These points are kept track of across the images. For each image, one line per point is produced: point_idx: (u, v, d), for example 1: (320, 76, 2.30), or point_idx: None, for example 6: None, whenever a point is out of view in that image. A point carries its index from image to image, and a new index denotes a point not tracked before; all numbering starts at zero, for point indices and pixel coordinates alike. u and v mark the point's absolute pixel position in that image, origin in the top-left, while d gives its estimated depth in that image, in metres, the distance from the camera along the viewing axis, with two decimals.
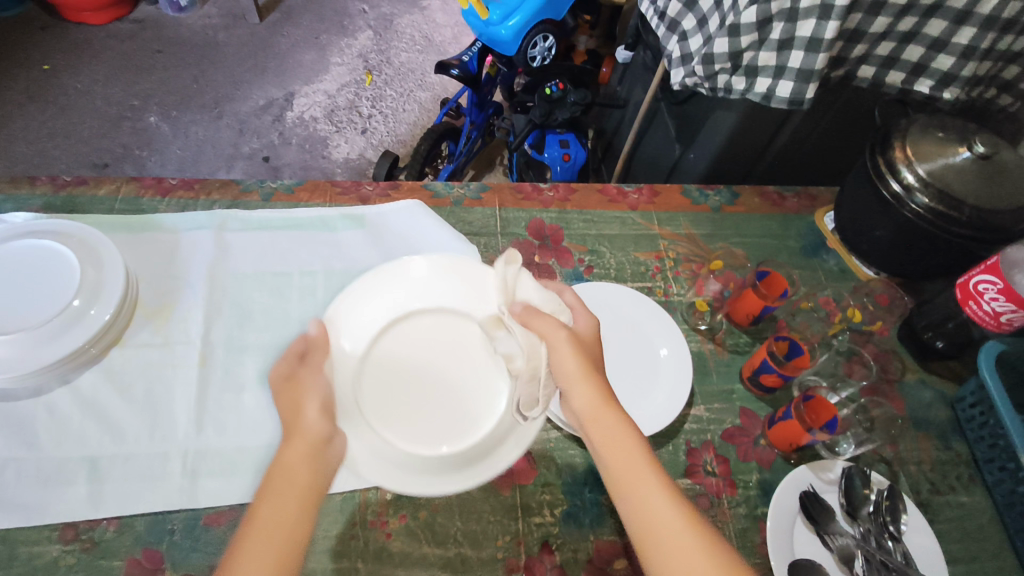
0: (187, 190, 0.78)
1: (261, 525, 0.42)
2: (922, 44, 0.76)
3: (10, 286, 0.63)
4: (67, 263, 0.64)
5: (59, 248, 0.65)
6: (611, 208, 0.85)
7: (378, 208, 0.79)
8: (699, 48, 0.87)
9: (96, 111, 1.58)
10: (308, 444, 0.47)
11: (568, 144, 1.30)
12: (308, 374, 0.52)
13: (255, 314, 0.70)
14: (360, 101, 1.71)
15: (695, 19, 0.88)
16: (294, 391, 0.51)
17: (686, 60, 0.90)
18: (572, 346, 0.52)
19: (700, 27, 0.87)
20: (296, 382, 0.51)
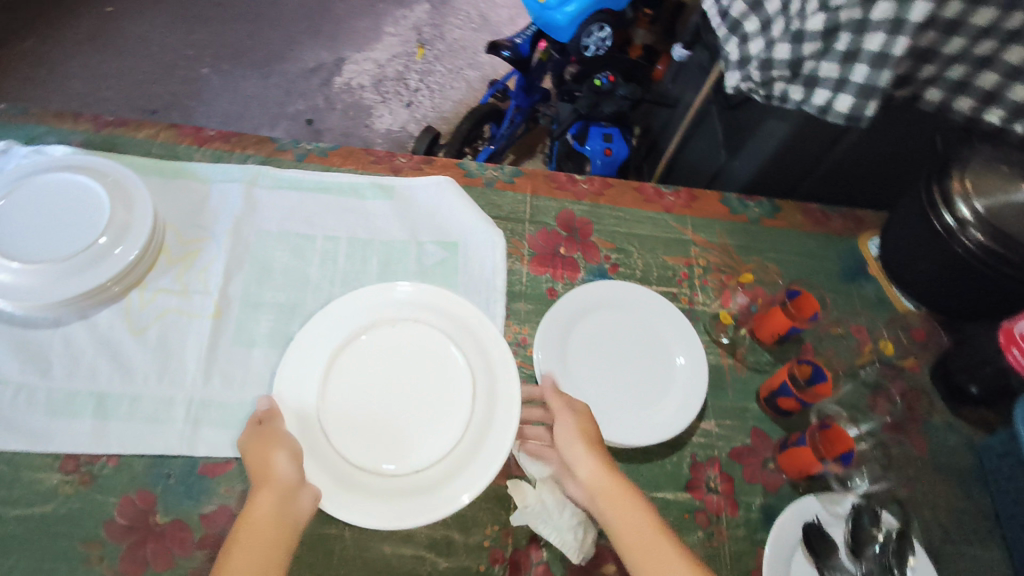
0: (223, 142, 0.79)
1: None
2: (998, 72, 0.71)
3: (43, 218, 0.64)
4: (98, 200, 0.65)
5: (93, 186, 0.66)
6: (645, 208, 0.83)
7: (409, 181, 0.78)
8: (759, 53, 0.84)
9: (151, 56, 1.60)
10: (276, 492, 0.46)
11: (611, 139, 1.26)
12: (271, 430, 0.51)
13: (275, 273, 0.70)
14: (408, 74, 1.71)
15: (758, 22, 0.84)
16: (262, 443, 0.50)
17: (743, 64, 0.87)
18: (583, 458, 0.51)
19: (762, 30, 0.83)
20: (259, 438, 0.50)
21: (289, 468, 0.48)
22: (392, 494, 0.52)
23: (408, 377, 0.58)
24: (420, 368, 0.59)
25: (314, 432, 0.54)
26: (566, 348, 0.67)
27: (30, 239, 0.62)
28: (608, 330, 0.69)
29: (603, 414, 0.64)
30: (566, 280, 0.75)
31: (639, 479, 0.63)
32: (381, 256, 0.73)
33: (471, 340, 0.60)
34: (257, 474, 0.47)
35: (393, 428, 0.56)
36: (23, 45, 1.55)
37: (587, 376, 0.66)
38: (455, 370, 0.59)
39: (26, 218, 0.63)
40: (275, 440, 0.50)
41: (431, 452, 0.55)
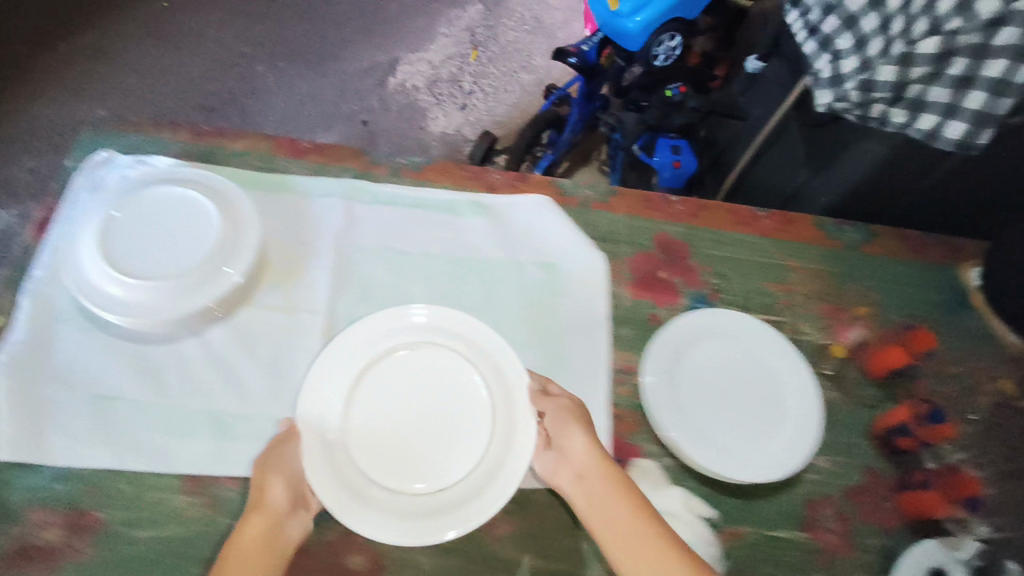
0: (318, 154, 0.77)
1: None
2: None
3: (153, 235, 0.63)
4: (206, 216, 0.64)
5: (199, 200, 0.65)
6: (740, 231, 0.81)
7: (506, 199, 0.77)
8: (853, 73, 0.82)
9: (208, 53, 1.59)
10: (267, 518, 0.52)
11: (680, 151, 1.24)
12: (288, 450, 0.56)
13: (376, 293, 0.68)
14: (463, 76, 1.70)
15: (852, 39, 0.82)
16: (271, 465, 0.55)
17: (836, 83, 0.85)
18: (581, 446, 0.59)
19: (857, 48, 0.82)
20: (271, 459, 0.56)
21: (281, 494, 0.53)
22: (401, 510, 0.55)
23: (428, 398, 0.61)
24: (439, 391, 0.61)
25: (347, 454, 0.57)
26: (674, 377, 0.67)
27: (143, 255, 0.62)
28: (713, 360, 0.68)
29: (713, 447, 0.64)
30: (668, 306, 0.73)
31: (753, 517, 0.63)
32: (481, 277, 0.71)
33: (486, 364, 0.62)
34: (252, 496, 0.53)
35: (416, 449, 0.58)
36: (81, 38, 1.54)
37: (696, 407, 0.66)
38: (473, 396, 0.61)
39: (137, 235, 0.63)
40: (286, 460, 0.55)
41: (437, 470, 0.58)
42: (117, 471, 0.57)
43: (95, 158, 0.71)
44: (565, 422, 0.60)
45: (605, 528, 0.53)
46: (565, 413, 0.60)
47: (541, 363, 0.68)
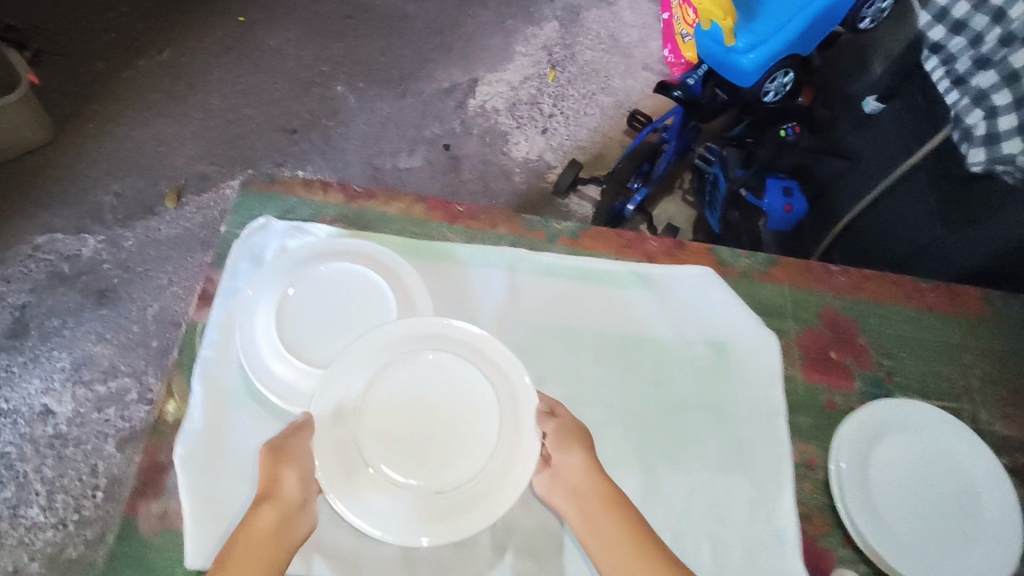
0: (474, 219, 0.74)
1: None
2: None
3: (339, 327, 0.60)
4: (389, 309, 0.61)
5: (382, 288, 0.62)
6: (906, 305, 0.77)
7: (668, 269, 0.74)
8: (1014, 132, 0.80)
9: (288, 72, 1.57)
10: (277, 509, 0.49)
11: (791, 194, 1.18)
12: (301, 444, 0.52)
13: (551, 377, 0.66)
14: (542, 97, 1.65)
15: (1012, 97, 0.80)
16: (278, 458, 0.52)
17: (991, 140, 0.83)
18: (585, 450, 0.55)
19: (1018, 107, 0.79)
20: (279, 452, 0.52)
21: (297, 487, 0.51)
22: (414, 507, 0.52)
23: (436, 388, 0.55)
24: (447, 380, 0.56)
25: (344, 447, 0.53)
26: (865, 472, 0.64)
27: (328, 348, 0.59)
28: (904, 453, 0.65)
29: (911, 552, 0.60)
30: (843, 391, 0.70)
31: None
32: (652, 358, 0.69)
33: (483, 359, 0.56)
34: (265, 487, 0.50)
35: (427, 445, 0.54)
36: (162, 55, 1.53)
37: (891, 506, 0.62)
38: (479, 390, 0.55)
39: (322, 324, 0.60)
40: (294, 457, 0.52)
41: (444, 461, 0.53)
42: None
43: (252, 225, 0.68)
44: (563, 438, 0.55)
45: (601, 547, 0.50)
46: (566, 432, 0.55)
47: (723, 453, 0.65)
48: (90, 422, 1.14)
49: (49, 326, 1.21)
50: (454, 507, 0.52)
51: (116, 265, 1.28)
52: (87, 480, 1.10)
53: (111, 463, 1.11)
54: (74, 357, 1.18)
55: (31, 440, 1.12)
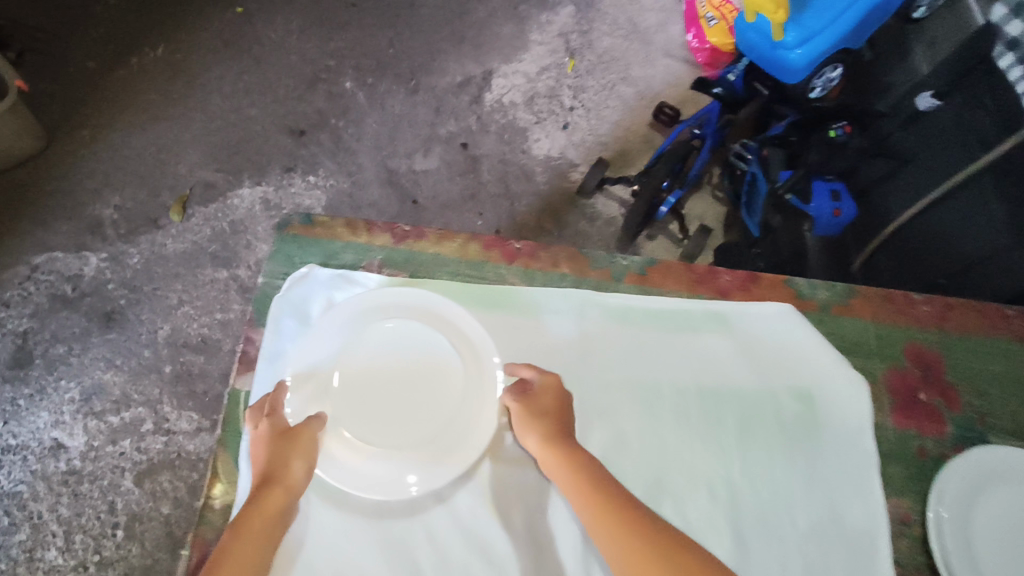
0: (535, 257, 0.68)
1: None
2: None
3: (371, 378, 0.54)
4: (434, 356, 0.55)
5: (429, 337, 0.56)
6: (994, 336, 0.72)
7: (746, 309, 0.68)
8: None
9: (292, 68, 1.47)
10: (287, 493, 0.48)
11: (839, 197, 1.13)
12: (305, 427, 0.51)
13: (631, 439, 0.61)
14: (561, 90, 1.57)
15: None
16: (284, 444, 0.50)
17: None
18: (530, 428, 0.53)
19: None
20: (280, 438, 0.50)
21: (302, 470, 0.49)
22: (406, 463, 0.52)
23: (397, 352, 0.55)
24: (404, 340, 0.55)
25: (319, 402, 0.53)
26: (970, 525, 0.59)
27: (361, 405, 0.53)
28: (1009, 504, 0.60)
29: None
30: (936, 436, 0.65)
31: None
32: (735, 409, 0.63)
33: (432, 316, 0.57)
34: (272, 469, 0.49)
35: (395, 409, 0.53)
36: (157, 53, 1.42)
37: (997, 566, 0.58)
38: (435, 346, 0.56)
39: (357, 381, 0.54)
40: (306, 437, 0.51)
41: (422, 410, 0.54)
42: None
43: (295, 275, 0.61)
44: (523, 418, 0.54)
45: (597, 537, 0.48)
46: (536, 406, 0.54)
47: (821, 517, 0.60)
48: (105, 456, 1.08)
49: (55, 353, 1.14)
50: (439, 450, 0.53)
51: (122, 285, 1.20)
52: (106, 518, 1.04)
53: (130, 498, 1.05)
54: (83, 387, 1.12)
55: (44, 477, 1.06)
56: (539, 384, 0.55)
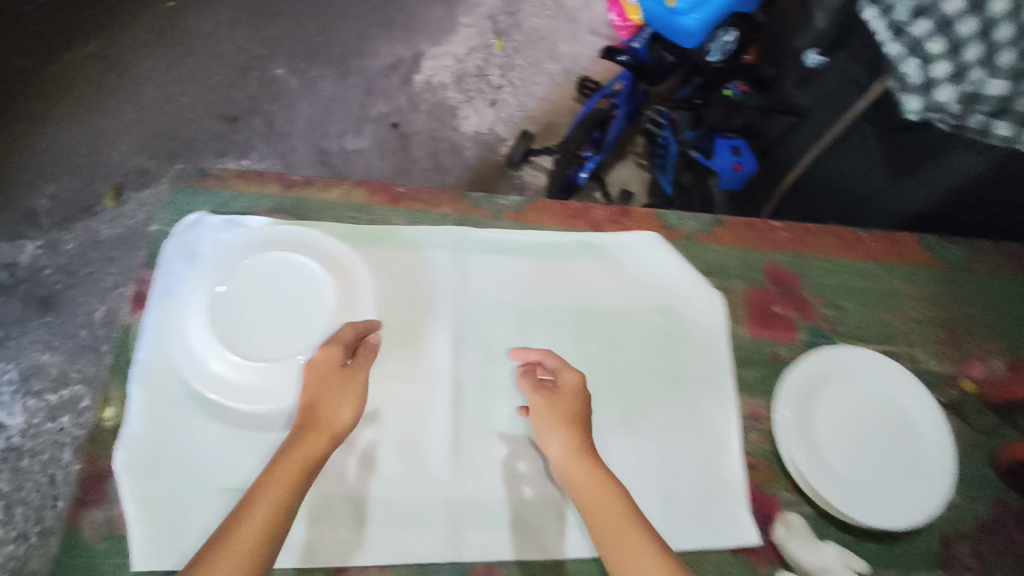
0: (417, 199, 0.73)
1: (237, 543, 0.46)
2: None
3: (249, 302, 0.58)
4: (306, 277, 0.60)
5: (299, 261, 0.60)
6: (848, 256, 0.79)
7: (616, 238, 0.74)
8: (947, 77, 0.82)
9: (223, 57, 1.51)
10: (327, 437, 0.52)
11: (740, 152, 1.20)
12: (350, 381, 0.55)
13: (502, 355, 0.65)
14: (489, 69, 1.62)
15: (944, 45, 0.82)
16: (333, 392, 0.54)
17: (926, 89, 0.86)
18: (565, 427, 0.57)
19: (951, 54, 0.81)
20: (329, 385, 0.54)
21: (348, 415, 0.54)
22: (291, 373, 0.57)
23: (270, 278, 0.59)
24: (277, 268, 0.60)
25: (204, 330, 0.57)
26: (809, 423, 0.65)
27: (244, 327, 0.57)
28: (844, 401, 0.66)
29: (860, 500, 0.63)
30: (788, 342, 0.72)
31: (894, 560, 0.63)
32: (603, 326, 0.68)
33: (303, 247, 0.62)
34: (324, 415, 0.53)
35: (269, 329, 0.57)
36: (88, 47, 1.45)
37: (834, 450, 0.64)
38: (306, 270, 0.60)
39: (235, 306, 0.57)
40: (353, 388, 0.55)
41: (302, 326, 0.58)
42: None
43: (185, 222, 0.66)
44: (551, 420, 0.57)
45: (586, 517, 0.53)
46: (560, 405, 0.57)
47: (678, 418, 0.66)
48: (45, 432, 1.11)
49: None
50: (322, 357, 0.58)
51: (58, 270, 1.23)
52: (47, 490, 1.07)
53: (71, 470, 1.09)
54: (22, 368, 1.15)
55: None
56: (564, 382, 0.58)
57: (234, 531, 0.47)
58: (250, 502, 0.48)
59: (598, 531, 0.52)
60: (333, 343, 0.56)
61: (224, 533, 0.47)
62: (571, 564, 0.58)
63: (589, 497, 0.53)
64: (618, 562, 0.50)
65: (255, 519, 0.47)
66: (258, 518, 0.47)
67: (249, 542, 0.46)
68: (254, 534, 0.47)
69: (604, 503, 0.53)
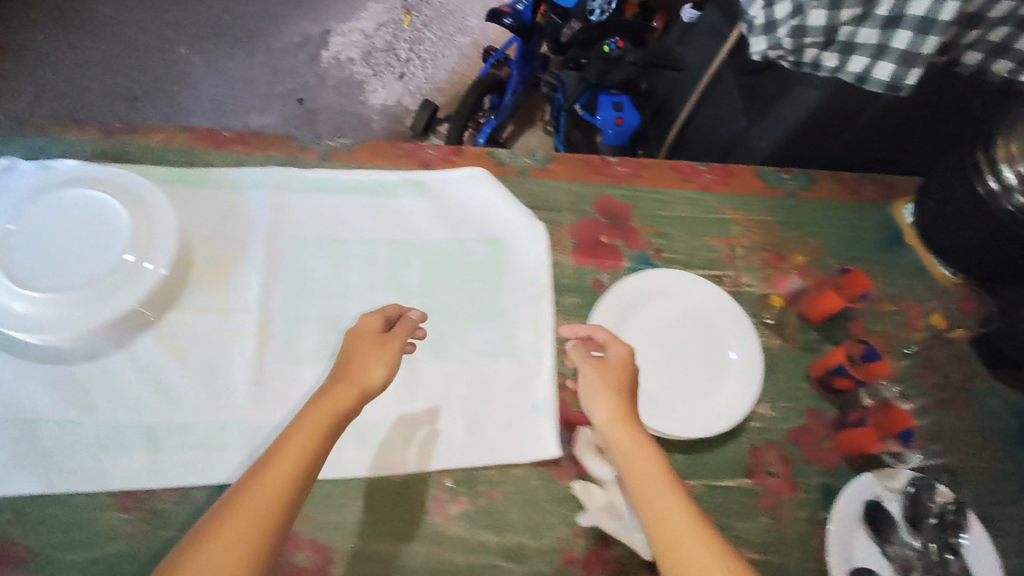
0: (241, 143, 0.74)
1: (249, 499, 0.41)
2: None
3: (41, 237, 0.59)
4: (100, 210, 0.62)
5: (91, 196, 0.62)
6: (683, 187, 0.80)
7: (442, 174, 0.75)
8: (786, 18, 0.76)
9: (126, 39, 1.50)
10: (355, 395, 0.49)
11: (621, 107, 1.22)
12: (367, 350, 0.52)
13: (314, 286, 0.67)
14: (398, 43, 1.63)
15: None
16: (358, 359, 0.51)
17: (768, 29, 0.79)
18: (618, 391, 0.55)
19: None
20: (357, 350, 0.52)
21: (378, 375, 0.51)
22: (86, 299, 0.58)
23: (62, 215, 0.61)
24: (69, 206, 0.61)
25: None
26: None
27: (37, 261, 0.58)
28: (654, 324, 0.69)
29: (672, 413, 0.65)
30: (611, 271, 0.73)
31: (699, 469, 0.65)
32: (421, 257, 0.70)
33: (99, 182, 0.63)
34: (356, 374, 0.50)
35: (54, 261, 0.59)
36: None
37: (640, 367, 0.67)
38: (99, 204, 0.62)
39: (26, 243, 0.59)
40: (389, 353, 0.52)
41: (96, 255, 0.60)
42: (46, 496, 0.56)
43: None
44: (607, 382, 0.55)
45: (628, 475, 0.50)
46: (610, 373, 0.55)
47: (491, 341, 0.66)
48: None
49: None
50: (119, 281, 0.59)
51: None
52: None
53: None
54: None
55: None
56: (614, 354, 0.56)
57: (251, 476, 0.42)
58: (268, 461, 0.44)
59: (638, 488, 0.49)
60: (371, 319, 0.55)
61: (239, 485, 0.42)
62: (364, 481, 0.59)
63: (635, 457, 0.50)
64: (659, 520, 0.46)
65: (278, 472, 0.43)
66: (271, 479, 0.42)
67: (271, 499, 0.41)
68: (276, 491, 0.42)
69: (645, 460, 0.50)
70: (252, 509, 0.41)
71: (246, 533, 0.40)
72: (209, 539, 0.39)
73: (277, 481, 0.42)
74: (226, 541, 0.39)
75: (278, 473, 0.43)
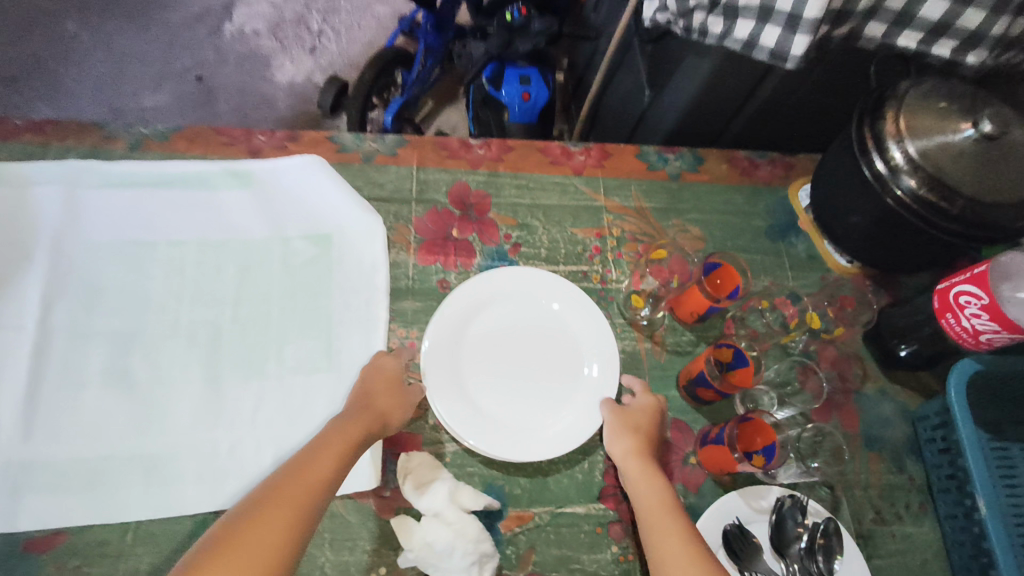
0: (35, 133, 0.64)
1: (285, 496, 0.43)
2: (984, 6, 0.59)
3: None
4: None
5: None
6: (552, 171, 0.72)
7: (270, 163, 0.66)
8: None
9: (5, 13, 1.38)
10: (374, 420, 0.52)
11: (528, 82, 1.14)
12: (401, 391, 0.56)
13: (107, 295, 0.59)
14: (309, 14, 1.50)
15: None
16: (386, 395, 0.55)
17: None
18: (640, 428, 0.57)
19: None
20: (384, 384, 0.56)
21: (398, 416, 0.54)
22: None
23: None
24: None
25: None
26: (456, 362, 0.59)
27: None
28: (495, 331, 0.61)
29: (517, 434, 0.57)
30: (459, 269, 0.65)
31: (546, 496, 0.58)
32: (237, 260, 0.62)
33: None
34: (379, 411, 0.53)
35: None
36: None
37: (477, 383, 0.59)
38: None
39: None
40: (405, 393, 0.56)
41: None
42: None
43: None
44: (621, 422, 0.57)
45: (637, 498, 0.53)
46: (631, 419, 0.57)
47: (311, 354, 0.59)
48: None
49: None
50: None
51: None
52: None
53: None
54: None
55: None
56: (639, 403, 0.59)
57: (297, 475, 0.45)
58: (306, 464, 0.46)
59: (646, 508, 0.52)
60: (394, 361, 0.58)
61: (279, 481, 0.45)
62: (152, 525, 0.51)
63: (645, 482, 0.54)
64: (661, 542, 0.50)
65: (316, 478, 0.46)
66: (310, 480, 0.45)
67: (306, 500, 0.44)
68: (312, 496, 0.44)
69: (658, 491, 0.53)
70: (291, 504, 0.43)
71: (286, 529, 0.42)
72: (250, 526, 0.41)
73: (310, 483, 0.45)
74: (265, 531, 0.41)
75: (315, 477, 0.46)
